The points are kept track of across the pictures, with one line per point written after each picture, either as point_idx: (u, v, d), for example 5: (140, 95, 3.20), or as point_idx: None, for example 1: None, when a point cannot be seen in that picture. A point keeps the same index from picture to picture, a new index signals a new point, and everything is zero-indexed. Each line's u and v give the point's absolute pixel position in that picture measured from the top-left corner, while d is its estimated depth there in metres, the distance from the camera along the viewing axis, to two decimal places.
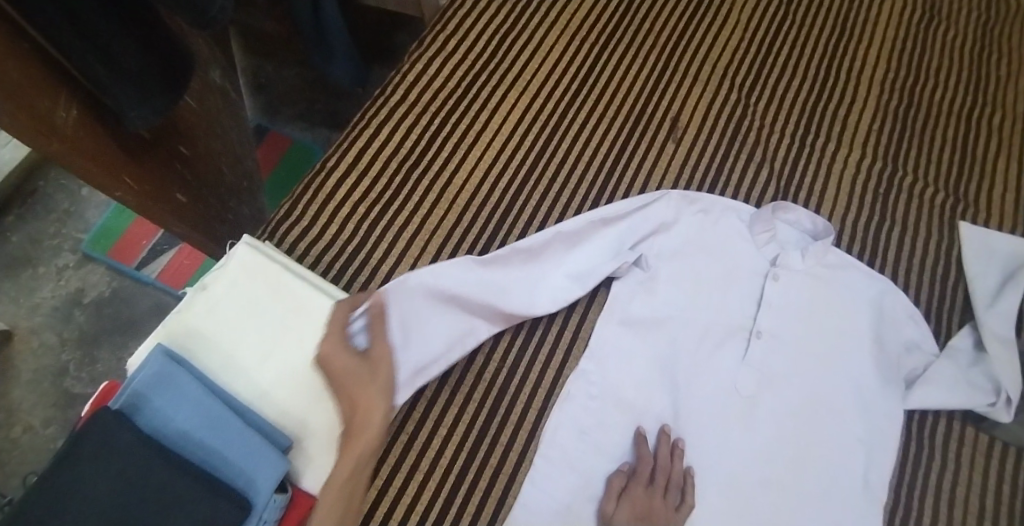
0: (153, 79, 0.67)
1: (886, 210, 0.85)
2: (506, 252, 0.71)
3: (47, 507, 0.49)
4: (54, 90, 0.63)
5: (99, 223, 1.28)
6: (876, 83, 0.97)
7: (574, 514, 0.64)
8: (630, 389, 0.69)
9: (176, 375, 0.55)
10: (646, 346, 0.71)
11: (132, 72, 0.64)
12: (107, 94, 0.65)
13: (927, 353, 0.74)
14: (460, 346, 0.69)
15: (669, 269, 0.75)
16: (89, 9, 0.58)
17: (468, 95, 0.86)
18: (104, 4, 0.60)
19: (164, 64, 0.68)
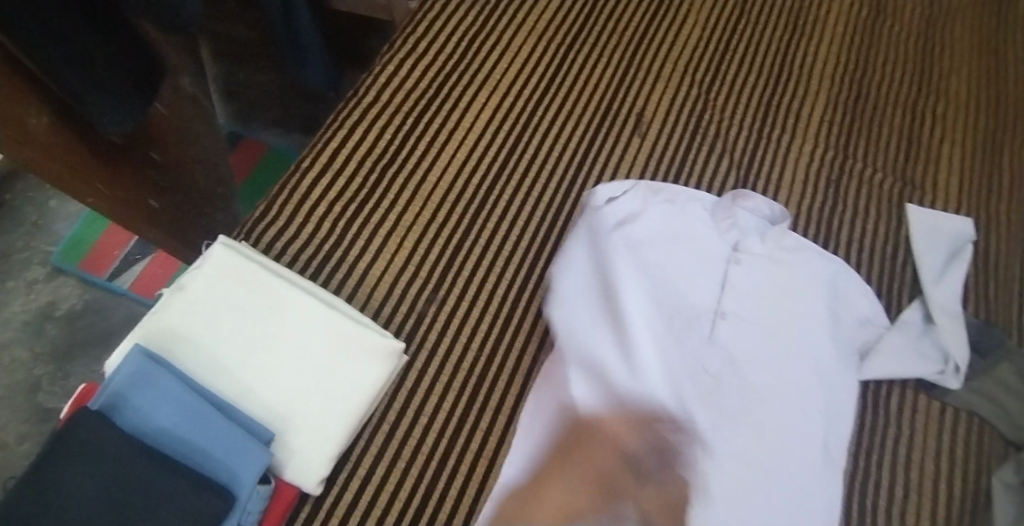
0: (123, 85, 0.69)
1: (838, 196, 0.90)
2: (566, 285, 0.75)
3: (32, 504, 0.49)
4: (27, 97, 0.64)
5: (70, 235, 1.28)
6: (827, 76, 1.02)
7: None
8: None
9: (155, 374, 0.57)
10: None
11: (103, 77, 0.66)
12: (79, 101, 0.66)
13: (879, 327, 0.78)
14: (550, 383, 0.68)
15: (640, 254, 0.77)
16: (62, 16, 0.60)
17: (440, 95, 0.89)
18: (76, 11, 0.62)
19: (134, 69, 0.70)
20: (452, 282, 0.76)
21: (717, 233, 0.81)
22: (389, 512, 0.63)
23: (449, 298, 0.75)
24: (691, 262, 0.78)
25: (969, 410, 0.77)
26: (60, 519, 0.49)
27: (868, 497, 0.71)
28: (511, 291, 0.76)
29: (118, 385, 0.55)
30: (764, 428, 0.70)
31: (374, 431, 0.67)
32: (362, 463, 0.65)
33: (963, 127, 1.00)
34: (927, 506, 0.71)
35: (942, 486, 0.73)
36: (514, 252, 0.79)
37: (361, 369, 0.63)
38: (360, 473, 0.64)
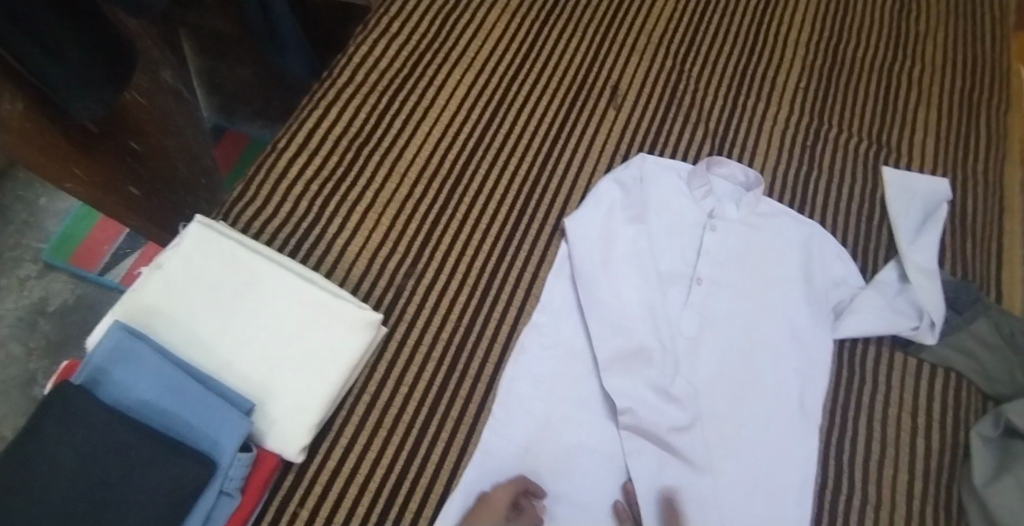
0: (95, 71, 0.69)
1: (813, 161, 0.91)
2: (561, 300, 0.76)
3: (13, 475, 0.50)
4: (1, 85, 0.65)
5: (59, 231, 1.29)
6: (802, 45, 1.02)
7: (534, 455, 0.67)
8: (579, 340, 0.74)
9: (135, 347, 0.58)
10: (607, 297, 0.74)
11: (74, 64, 0.67)
12: (52, 87, 0.67)
13: (853, 286, 0.80)
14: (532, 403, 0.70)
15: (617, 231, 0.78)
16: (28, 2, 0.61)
17: (415, 74, 0.89)
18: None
19: (106, 57, 0.71)
20: (430, 257, 0.77)
21: (691, 202, 0.81)
22: (372, 479, 0.63)
23: (426, 271, 0.76)
24: (664, 230, 0.79)
25: (947, 366, 0.78)
26: (41, 490, 0.50)
27: (846, 453, 0.72)
28: (488, 264, 0.77)
29: (97, 359, 0.56)
30: (738, 387, 0.72)
31: (354, 401, 0.67)
32: (343, 432, 0.66)
33: (938, 90, 1.00)
34: (906, 460, 0.72)
35: (920, 441, 0.74)
36: (492, 227, 0.80)
37: (339, 341, 0.63)
38: (341, 441, 0.65)
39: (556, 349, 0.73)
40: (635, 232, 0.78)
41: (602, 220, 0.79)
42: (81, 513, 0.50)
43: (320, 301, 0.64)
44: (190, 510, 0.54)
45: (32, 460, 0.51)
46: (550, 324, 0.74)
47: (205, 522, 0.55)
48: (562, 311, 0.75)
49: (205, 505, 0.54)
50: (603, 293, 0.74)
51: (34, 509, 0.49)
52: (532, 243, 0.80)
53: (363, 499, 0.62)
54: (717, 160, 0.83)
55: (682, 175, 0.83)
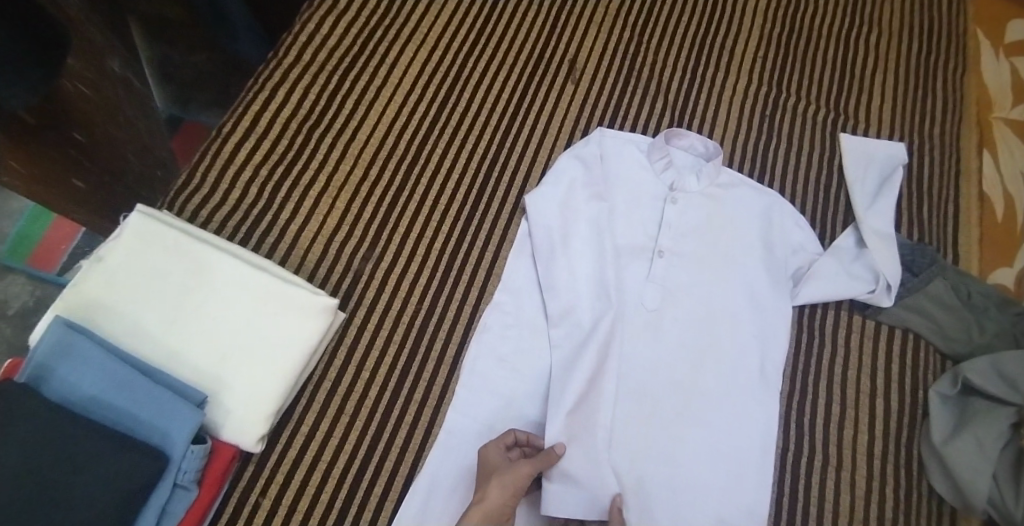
0: None
1: (772, 129, 0.91)
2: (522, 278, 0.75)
3: None
4: None
5: (14, 231, 1.22)
6: (760, 13, 1.02)
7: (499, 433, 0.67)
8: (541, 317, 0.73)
9: (78, 342, 0.56)
10: (567, 275, 0.74)
11: None
12: None
13: (811, 253, 0.80)
14: (498, 382, 0.69)
15: (577, 208, 0.78)
16: None
17: (365, 53, 0.87)
18: None
19: None
20: (389, 238, 0.76)
21: (652, 173, 0.80)
22: (336, 465, 0.63)
23: (385, 254, 0.75)
24: (625, 202, 0.78)
25: (905, 326, 0.79)
26: None
27: (807, 417, 0.73)
28: (448, 244, 0.77)
29: (39, 356, 0.55)
30: (698, 356, 0.72)
31: (314, 387, 0.67)
32: (305, 421, 0.65)
33: (895, 55, 1.01)
34: (866, 421, 0.74)
35: (879, 401, 0.75)
36: (451, 206, 0.79)
37: (295, 329, 0.62)
38: (303, 429, 0.64)
39: (520, 327, 0.73)
40: (595, 207, 0.77)
41: (561, 198, 0.78)
42: (31, 511, 0.49)
43: (272, 289, 0.63)
44: (143, 504, 0.53)
45: None
46: (511, 303, 0.74)
47: (161, 516, 0.54)
48: (524, 289, 0.75)
49: (159, 499, 0.53)
50: (561, 271, 0.74)
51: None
52: (493, 222, 0.79)
53: (327, 486, 0.62)
54: (676, 132, 0.80)
55: (642, 146, 0.82)
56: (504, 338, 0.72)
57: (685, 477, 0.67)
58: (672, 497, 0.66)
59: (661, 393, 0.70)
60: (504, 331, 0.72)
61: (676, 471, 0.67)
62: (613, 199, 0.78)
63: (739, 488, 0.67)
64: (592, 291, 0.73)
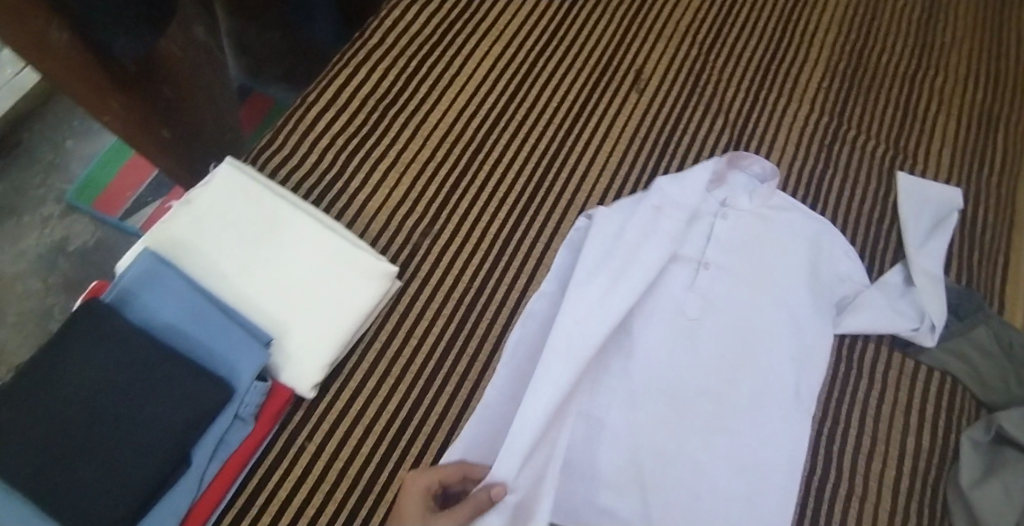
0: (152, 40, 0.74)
1: (830, 159, 0.91)
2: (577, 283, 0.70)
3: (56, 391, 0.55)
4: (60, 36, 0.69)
5: (86, 172, 1.26)
6: (829, 45, 1.01)
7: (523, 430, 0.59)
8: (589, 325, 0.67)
9: (162, 273, 0.62)
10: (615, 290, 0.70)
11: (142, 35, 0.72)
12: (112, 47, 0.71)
13: (858, 283, 0.80)
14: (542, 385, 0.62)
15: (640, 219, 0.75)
16: None
17: (443, 42, 0.90)
18: None
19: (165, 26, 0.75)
20: (448, 218, 0.79)
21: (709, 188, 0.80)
22: (378, 421, 0.66)
23: (443, 232, 0.78)
24: (679, 220, 0.76)
25: (944, 370, 0.80)
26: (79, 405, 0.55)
27: (836, 443, 0.75)
28: (505, 233, 0.79)
29: (126, 282, 0.61)
30: (734, 370, 0.73)
31: (365, 347, 0.70)
32: (352, 377, 0.68)
33: (958, 102, 1.00)
34: (894, 456, 0.75)
35: (909, 438, 0.76)
36: (509, 196, 0.81)
37: (356, 287, 0.66)
38: (350, 385, 0.67)
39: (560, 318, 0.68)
40: (647, 221, 0.75)
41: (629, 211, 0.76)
42: (115, 428, 0.55)
43: (339, 248, 0.67)
44: (206, 428, 0.58)
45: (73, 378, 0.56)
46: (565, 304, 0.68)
47: (220, 442, 0.59)
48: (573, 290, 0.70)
49: (220, 426, 0.59)
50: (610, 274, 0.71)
51: (64, 419, 0.54)
52: (547, 216, 0.81)
53: (368, 438, 0.65)
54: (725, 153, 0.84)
55: (703, 166, 0.79)
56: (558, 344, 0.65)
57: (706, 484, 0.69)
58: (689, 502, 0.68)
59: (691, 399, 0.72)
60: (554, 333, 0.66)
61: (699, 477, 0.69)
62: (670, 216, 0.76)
63: (760, 499, 0.68)
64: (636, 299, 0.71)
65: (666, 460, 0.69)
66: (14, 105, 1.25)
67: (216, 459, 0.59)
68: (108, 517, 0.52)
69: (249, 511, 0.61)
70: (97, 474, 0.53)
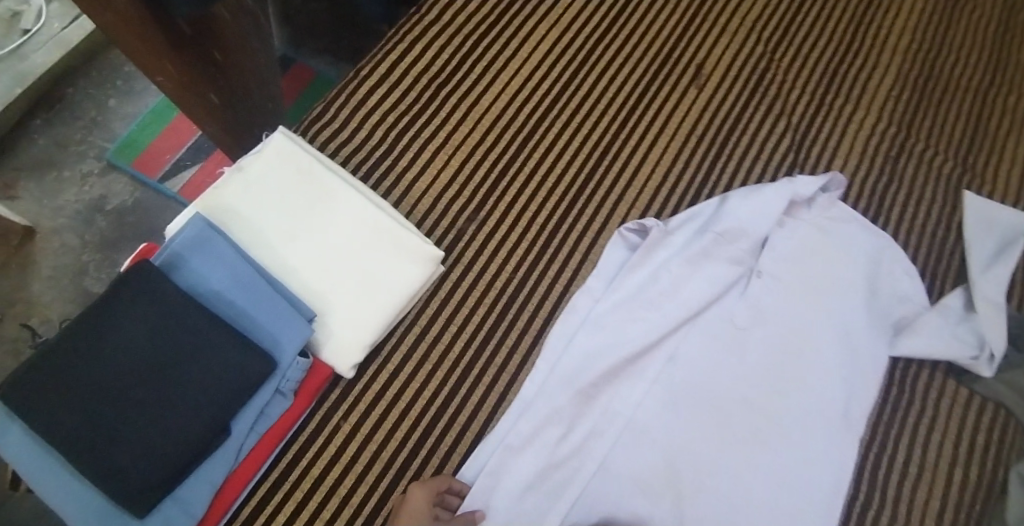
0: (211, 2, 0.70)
1: (895, 172, 0.86)
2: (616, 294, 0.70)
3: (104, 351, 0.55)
4: None
5: (127, 132, 1.26)
6: (900, 52, 0.96)
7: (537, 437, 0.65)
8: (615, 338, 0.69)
9: (212, 238, 0.61)
10: (653, 306, 0.70)
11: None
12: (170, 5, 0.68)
13: (917, 305, 0.77)
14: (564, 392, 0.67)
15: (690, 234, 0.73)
16: None
17: (500, 22, 0.87)
18: None
19: None
20: (495, 204, 0.77)
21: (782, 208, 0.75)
22: (413, 407, 0.65)
23: (488, 219, 0.76)
24: (743, 245, 0.74)
25: (1000, 402, 0.76)
26: (125, 368, 0.55)
27: (881, 470, 0.71)
28: (552, 224, 0.77)
29: (178, 247, 0.61)
30: (781, 383, 0.70)
31: (405, 330, 0.69)
32: (391, 360, 0.67)
33: None
34: (941, 487, 0.71)
35: (958, 470, 0.73)
36: (558, 186, 0.79)
37: (402, 269, 0.65)
38: (388, 368, 0.66)
39: (604, 324, 0.69)
40: (703, 243, 0.73)
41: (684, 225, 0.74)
42: (158, 393, 0.55)
43: (387, 228, 0.66)
44: (248, 400, 0.58)
45: (121, 340, 0.56)
46: (600, 317, 0.69)
47: (259, 415, 0.59)
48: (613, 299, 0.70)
49: (260, 400, 0.59)
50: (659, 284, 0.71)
51: (110, 381, 0.55)
52: (595, 210, 0.78)
53: (403, 424, 0.64)
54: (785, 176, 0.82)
55: (778, 189, 0.75)
56: (593, 355, 0.68)
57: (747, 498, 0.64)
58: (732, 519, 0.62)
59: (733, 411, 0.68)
60: (587, 345, 0.68)
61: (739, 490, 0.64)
62: (734, 242, 0.74)
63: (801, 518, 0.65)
64: (683, 311, 0.70)
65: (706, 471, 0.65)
66: (59, 59, 1.25)
67: (255, 430, 0.59)
68: (149, 479, 0.53)
69: (283, 486, 0.60)
70: (137, 439, 0.54)
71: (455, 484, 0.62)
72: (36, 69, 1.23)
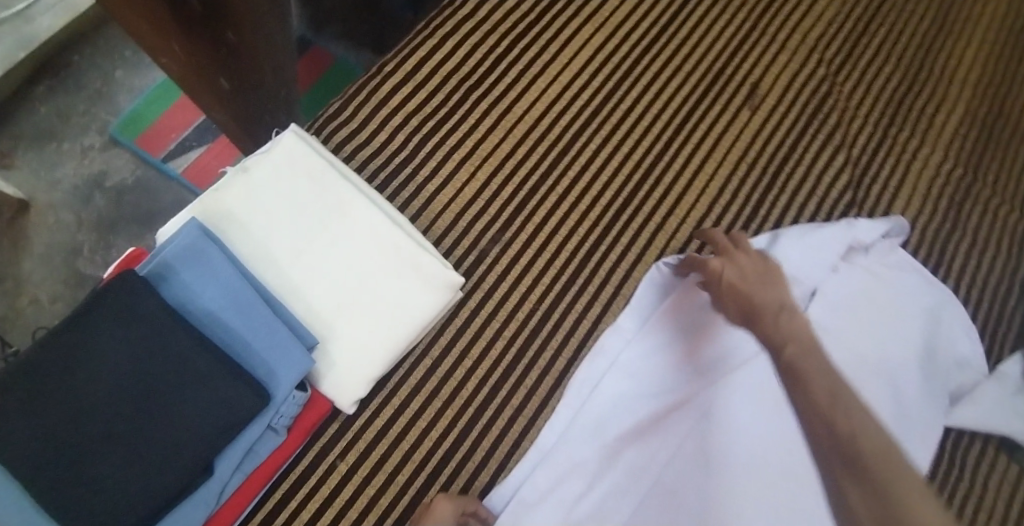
0: None
1: (959, 219, 0.79)
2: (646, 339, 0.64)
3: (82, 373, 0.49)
4: None
5: (131, 107, 1.18)
6: (971, 85, 0.88)
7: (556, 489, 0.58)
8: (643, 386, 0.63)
9: (207, 249, 0.55)
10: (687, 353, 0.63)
11: None
12: None
13: (975, 372, 0.69)
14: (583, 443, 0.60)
15: None
16: None
17: (541, 22, 0.80)
18: None
19: None
20: (522, 224, 0.70)
21: (839, 252, 0.69)
22: (418, 449, 0.59)
23: (514, 242, 0.69)
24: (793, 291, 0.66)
25: None
26: (101, 394, 0.49)
27: None
28: (585, 251, 0.70)
29: (168, 254, 0.54)
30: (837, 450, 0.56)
31: (415, 362, 0.62)
32: (397, 394, 0.60)
33: None
34: None
35: None
36: (592, 209, 0.72)
37: (417, 297, 0.59)
38: (393, 403, 0.60)
39: (633, 369, 0.63)
40: None
41: None
42: (135, 425, 0.49)
43: (403, 251, 0.60)
44: (237, 436, 0.52)
45: (99, 362, 0.49)
46: (628, 363, 0.63)
47: (247, 452, 0.53)
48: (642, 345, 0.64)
49: (250, 436, 0.52)
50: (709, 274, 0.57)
51: (83, 409, 0.48)
52: (632, 238, 0.71)
53: (406, 466, 0.58)
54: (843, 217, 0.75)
55: (834, 231, 0.69)
56: (619, 404, 0.62)
57: (909, 469, 0.36)
58: (878, 506, 0.34)
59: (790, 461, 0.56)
60: (612, 392, 0.62)
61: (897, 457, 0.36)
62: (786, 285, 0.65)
63: None
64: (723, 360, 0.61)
65: (816, 411, 0.39)
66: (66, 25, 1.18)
67: (241, 469, 0.53)
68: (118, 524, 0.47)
69: None
70: (110, 478, 0.47)
71: (481, 509, 0.57)
72: (41, 35, 1.16)
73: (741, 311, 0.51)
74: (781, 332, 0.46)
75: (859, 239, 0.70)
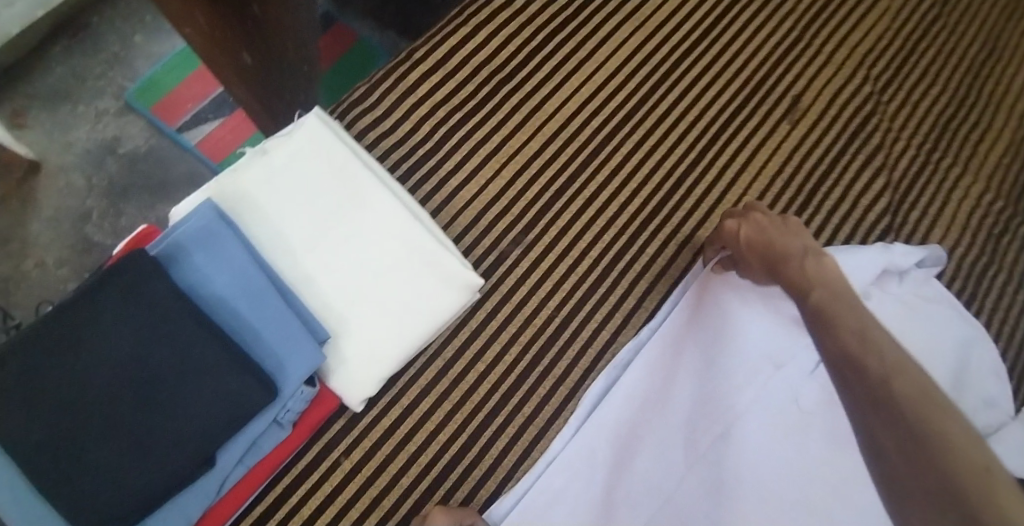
0: None
1: (994, 254, 0.77)
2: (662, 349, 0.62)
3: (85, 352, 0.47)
4: None
5: (148, 74, 1.16)
6: (1017, 116, 0.85)
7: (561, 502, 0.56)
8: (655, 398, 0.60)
9: (221, 232, 0.53)
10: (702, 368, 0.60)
11: None
12: None
13: (1003, 413, 0.66)
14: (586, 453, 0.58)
15: None
16: None
17: (581, 17, 0.77)
18: None
19: None
20: (546, 227, 0.67)
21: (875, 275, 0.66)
22: (424, 452, 0.57)
23: (537, 245, 0.67)
24: None
25: None
26: (103, 377, 0.47)
27: None
28: (609, 259, 0.67)
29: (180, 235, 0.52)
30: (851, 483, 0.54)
31: (427, 362, 0.60)
32: (406, 394, 0.59)
33: None
34: None
35: None
36: (619, 216, 0.69)
37: (435, 296, 0.57)
38: (401, 403, 0.58)
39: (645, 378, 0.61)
40: None
41: None
42: (136, 411, 0.47)
43: (423, 247, 0.58)
44: (239, 430, 0.50)
45: (103, 342, 0.47)
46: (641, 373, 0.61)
47: (250, 446, 0.51)
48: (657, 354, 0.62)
49: (254, 430, 0.50)
50: (728, 234, 0.59)
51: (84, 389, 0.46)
52: (658, 249, 0.69)
53: (411, 469, 0.56)
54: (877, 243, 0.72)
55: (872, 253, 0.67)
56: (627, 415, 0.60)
57: (939, 402, 0.37)
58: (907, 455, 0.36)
59: (802, 479, 0.54)
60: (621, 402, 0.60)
61: (930, 392, 0.38)
62: None
63: None
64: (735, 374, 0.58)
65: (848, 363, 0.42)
66: None
67: (243, 462, 0.51)
68: (113, 511, 0.45)
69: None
70: (108, 464, 0.46)
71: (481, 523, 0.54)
72: None
73: (763, 263, 0.55)
74: (807, 277, 0.50)
75: (895, 265, 0.67)
